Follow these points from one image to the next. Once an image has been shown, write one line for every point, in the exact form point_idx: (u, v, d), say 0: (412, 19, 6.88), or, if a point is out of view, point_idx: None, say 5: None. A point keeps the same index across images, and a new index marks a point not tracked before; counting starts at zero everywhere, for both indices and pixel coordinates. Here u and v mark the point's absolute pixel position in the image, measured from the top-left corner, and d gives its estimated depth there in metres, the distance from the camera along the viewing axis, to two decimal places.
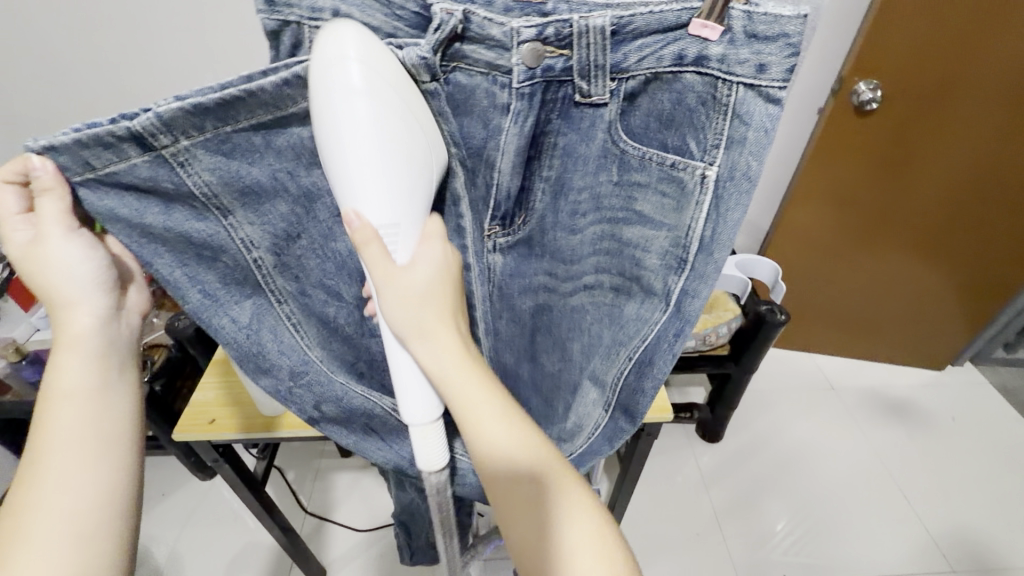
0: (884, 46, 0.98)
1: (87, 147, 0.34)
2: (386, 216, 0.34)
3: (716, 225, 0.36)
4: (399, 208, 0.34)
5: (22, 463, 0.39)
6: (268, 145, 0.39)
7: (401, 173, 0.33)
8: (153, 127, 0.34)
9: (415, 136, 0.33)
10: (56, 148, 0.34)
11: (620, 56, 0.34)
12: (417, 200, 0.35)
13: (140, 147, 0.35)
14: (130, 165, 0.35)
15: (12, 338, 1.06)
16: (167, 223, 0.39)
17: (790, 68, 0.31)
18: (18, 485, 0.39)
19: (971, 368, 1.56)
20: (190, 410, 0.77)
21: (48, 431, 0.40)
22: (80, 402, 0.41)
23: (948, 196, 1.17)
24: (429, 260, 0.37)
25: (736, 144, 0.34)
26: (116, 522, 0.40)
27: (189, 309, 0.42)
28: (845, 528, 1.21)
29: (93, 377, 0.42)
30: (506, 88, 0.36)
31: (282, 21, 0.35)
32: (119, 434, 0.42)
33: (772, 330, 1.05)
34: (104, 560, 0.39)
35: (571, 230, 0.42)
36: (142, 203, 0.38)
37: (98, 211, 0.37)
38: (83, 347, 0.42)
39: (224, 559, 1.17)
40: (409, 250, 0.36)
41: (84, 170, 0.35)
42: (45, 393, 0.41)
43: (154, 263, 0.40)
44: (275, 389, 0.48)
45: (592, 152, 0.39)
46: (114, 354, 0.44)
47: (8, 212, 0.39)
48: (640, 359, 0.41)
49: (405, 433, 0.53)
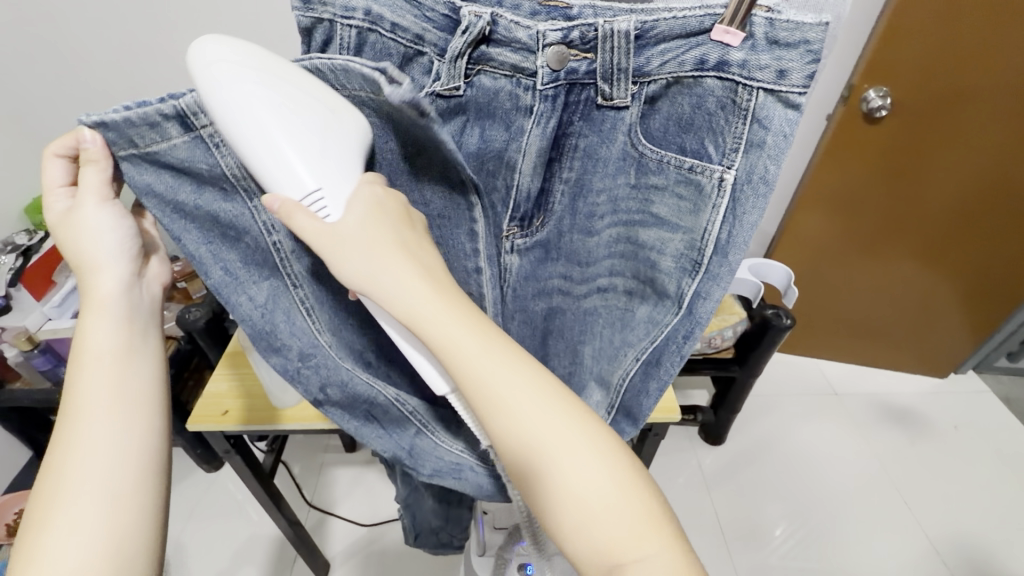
0: (893, 55, 0.98)
1: (135, 125, 0.36)
2: (307, 187, 0.33)
3: (732, 227, 0.36)
4: (319, 175, 0.33)
5: (58, 422, 0.41)
6: None
7: (306, 141, 0.33)
8: (197, 107, 0.37)
9: (307, 103, 0.33)
10: (106, 123, 0.36)
11: (643, 59, 0.35)
12: (340, 166, 0.34)
13: (182, 127, 0.37)
14: (171, 145, 0.38)
15: (25, 328, 1.05)
16: (198, 202, 0.41)
17: (810, 75, 0.32)
18: (53, 444, 0.40)
19: (975, 376, 1.55)
20: (203, 401, 0.78)
21: (78, 392, 0.41)
22: (107, 364, 0.42)
23: (953, 209, 1.18)
24: (361, 200, 0.34)
25: (755, 148, 0.34)
26: (145, 478, 0.42)
27: (211, 285, 0.43)
28: (846, 532, 1.22)
29: (116, 338, 0.43)
30: (529, 91, 0.37)
31: (316, 18, 0.36)
32: (145, 396, 0.43)
33: (778, 334, 1.06)
34: (139, 512, 0.41)
35: (588, 231, 0.43)
36: (176, 182, 0.40)
37: (137, 187, 0.39)
38: (108, 310, 0.43)
39: (228, 550, 1.18)
40: (341, 203, 0.34)
41: (130, 146, 0.38)
42: (75, 355, 0.42)
43: (182, 239, 0.41)
44: (283, 369, 0.45)
45: (613, 155, 0.39)
46: (137, 319, 0.44)
47: (54, 183, 0.42)
48: (647, 360, 0.41)
49: (408, 422, 0.50)
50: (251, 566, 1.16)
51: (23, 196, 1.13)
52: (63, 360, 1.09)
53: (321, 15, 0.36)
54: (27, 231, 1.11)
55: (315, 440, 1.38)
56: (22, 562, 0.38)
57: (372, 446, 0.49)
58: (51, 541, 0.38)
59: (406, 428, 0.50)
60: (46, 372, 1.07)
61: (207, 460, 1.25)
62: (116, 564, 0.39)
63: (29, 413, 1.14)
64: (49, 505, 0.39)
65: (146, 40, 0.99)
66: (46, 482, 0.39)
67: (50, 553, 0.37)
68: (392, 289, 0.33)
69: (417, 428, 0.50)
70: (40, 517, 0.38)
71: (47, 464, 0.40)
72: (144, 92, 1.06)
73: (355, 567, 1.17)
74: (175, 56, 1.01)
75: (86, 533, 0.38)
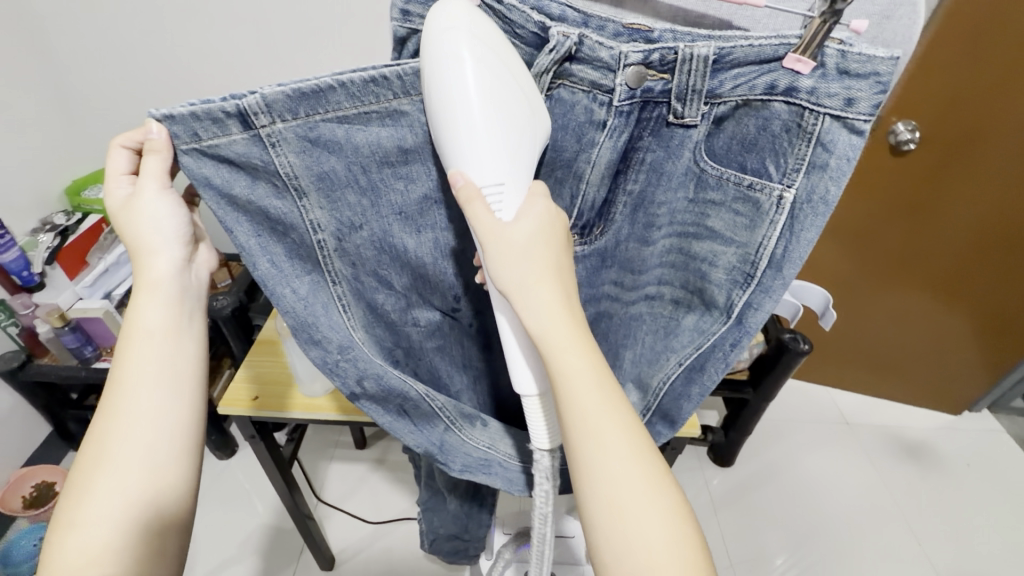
0: (919, 91, 1.01)
1: (198, 119, 0.38)
2: (490, 176, 0.37)
3: (789, 242, 0.38)
4: (502, 169, 0.37)
5: (106, 392, 0.42)
6: (349, 140, 0.42)
7: (503, 135, 0.37)
8: (256, 108, 0.38)
9: (513, 95, 0.37)
10: (172, 117, 0.37)
11: (716, 82, 0.37)
12: (523, 165, 0.38)
13: (241, 125, 0.38)
14: (230, 141, 0.39)
15: (56, 306, 1.06)
16: (251, 196, 0.42)
17: (878, 104, 0.33)
18: (100, 411, 0.42)
19: (987, 415, 1.54)
20: (231, 388, 0.78)
21: (129, 363, 0.43)
22: (158, 340, 0.44)
23: (963, 245, 1.19)
24: (533, 217, 0.38)
25: (817, 170, 0.36)
26: (185, 453, 0.44)
27: (257, 276, 0.43)
28: (847, 561, 1.21)
29: (167, 318, 0.44)
30: (605, 106, 0.40)
31: (411, 29, 0.41)
32: (187, 375, 0.45)
33: (794, 358, 1.06)
34: (170, 488, 0.43)
35: (645, 241, 0.45)
36: (232, 175, 0.41)
37: (194, 178, 0.40)
38: (162, 290, 0.45)
39: (236, 539, 1.19)
40: (514, 210, 0.38)
41: (191, 140, 0.39)
42: (126, 331, 0.44)
43: (234, 231, 0.42)
44: (321, 361, 0.46)
45: (677, 170, 0.42)
46: (188, 300, 0.47)
47: (117, 171, 0.45)
48: (690, 366, 0.43)
49: (439, 418, 0.52)
50: (257, 555, 1.17)
51: (64, 178, 1.16)
52: (90, 340, 1.10)
53: (416, 27, 0.41)
54: (66, 212, 1.14)
55: (326, 435, 1.40)
56: (62, 524, 0.39)
57: (405, 440, 0.51)
58: (92, 509, 0.39)
59: (436, 424, 0.52)
60: (75, 350, 1.08)
61: (223, 447, 1.30)
62: (146, 534, 0.41)
63: (56, 389, 1.16)
64: (96, 471, 0.40)
65: (192, 35, 1.02)
66: (93, 449, 0.41)
67: (91, 518, 0.39)
68: (534, 309, 0.36)
69: (446, 424, 0.52)
70: (83, 480, 0.40)
71: (91, 432, 0.42)
72: (188, 88, 1.09)
73: (360, 565, 1.18)
74: (220, 55, 1.05)
75: (124, 500, 0.40)
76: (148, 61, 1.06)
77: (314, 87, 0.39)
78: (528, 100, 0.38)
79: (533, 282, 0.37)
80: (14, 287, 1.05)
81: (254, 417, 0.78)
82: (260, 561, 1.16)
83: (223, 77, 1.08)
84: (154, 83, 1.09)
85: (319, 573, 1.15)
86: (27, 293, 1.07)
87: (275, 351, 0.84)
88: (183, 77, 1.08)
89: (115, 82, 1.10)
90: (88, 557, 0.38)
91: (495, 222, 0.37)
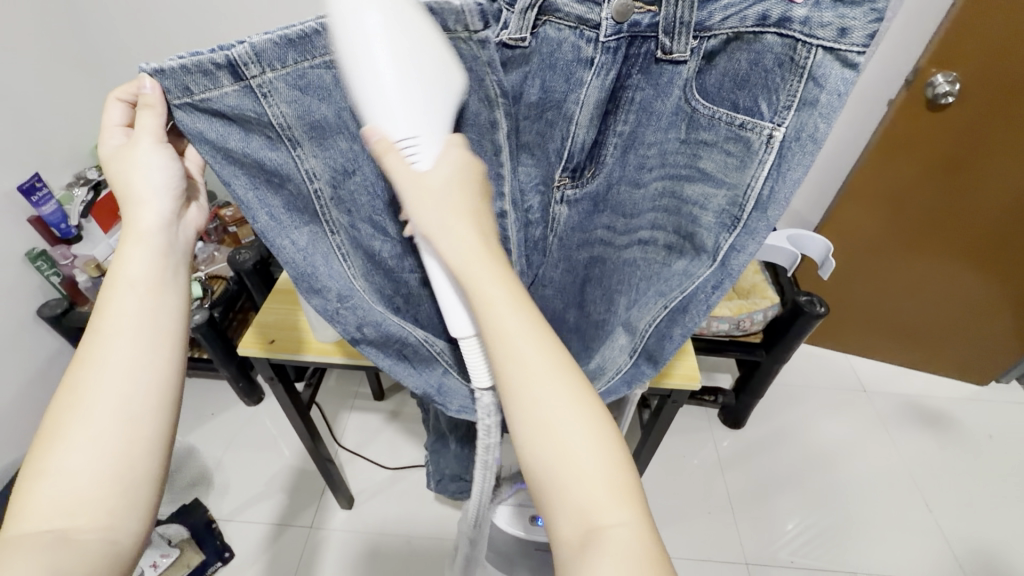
0: (961, 40, 0.94)
1: (190, 72, 0.40)
2: (405, 130, 0.38)
3: (776, 183, 0.38)
4: (416, 122, 0.39)
5: (84, 343, 0.44)
6: (338, 85, 0.42)
7: (416, 92, 0.38)
8: (246, 57, 0.39)
9: (422, 50, 0.38)
10: (163, 72, 0.40)
11: (705, 14, 0.37)
12: (432, 120, 0.40)
13: (232, 76, 0.40)
14: (221, 93, 0.40)
15: (93, 257, 1.15)
16: (245, 149, 0.44)
17: (872, 34, 0.32)
18: (76, 361, 0.43)
19: (1016, 387, 1.50)
20: (252, 329, 0.83)
21: (109, 313, 0.44)
22: (140, 289, 0.45)
23: (1000, 207, 1.13)
24: (449, 167, 0.40)
25: (808, 107, 0.35)
26: (162, 406, 0.44)
27: (257, 228, 0.46)
28: (858, 527, 1.22)
29: (152, 270, 0.46)
30: (592, 43, 0.42)
31: None
32: (169, 329, 0.46)
33: (810, 321, 1.04)
34: (148, 440, 0.43)
35: (637, 183, 0.45)
36: (225, 128, 0.43)
37: (190, 133, 0.42)
38: (149, 241, 0.47)
39: (263, 478, 1.27)
40: (429, 159, 0.40)
41: (184, 94, 0.41)
42: (109, 281, 0.45)
43: (232, 184, 0.45)
44: (322, 309, 0.48)
45: (667, 109, 0.41)
46: (173, 255, 0.49)
47: (112, 123, 0.48)
48: (674, 308, 0.43)
49: (438, 362, 0.55)
50: (282, 493, 1.25)
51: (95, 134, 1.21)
52: None
53: None
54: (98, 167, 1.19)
55: (347, 386, 1.46)
56: (32, 472, 0.40)
57: (405, 382, 0.54)
58: (59, 458, 0.40)
59: (434, 367, 0.54)
60: None
61: (250, 394, 1.38)
62: (120, 484, 0.41)
63: None
64: (70, 419, 0.41)
65: None
66: (66, 399, 0.42)
67: (64, 465, 0.39)
68: (452, 247, 0.38)
69: (444, 367, 0.54)
70: (52, 432, 0.41)
71: (67, 382, 0.43)
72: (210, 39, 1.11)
73: (379, 506, 1.25)
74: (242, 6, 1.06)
75: (103, 448, 0.41)
76: (172, 12, 1.08)
77: (299, 33, 0.40)
78: (437, 56, 0.39)
79: (453, 222, 0.39)
80: (55, 239, 1.12)
81: (270, 360, 0.82)
82: (284, 499, 1.24)
83: (245, 29, 1.10)
84: (180, 35, 1.11)
85: (340, 512, 1.23)
86: (65, 245, 1.13)
87: (290, 299, 0.87)
88: (207, 30, 1.10)
89: (142, 36, 1.12)
90: (68, 504, 0.39)
91: (410, 172, 0.39)
